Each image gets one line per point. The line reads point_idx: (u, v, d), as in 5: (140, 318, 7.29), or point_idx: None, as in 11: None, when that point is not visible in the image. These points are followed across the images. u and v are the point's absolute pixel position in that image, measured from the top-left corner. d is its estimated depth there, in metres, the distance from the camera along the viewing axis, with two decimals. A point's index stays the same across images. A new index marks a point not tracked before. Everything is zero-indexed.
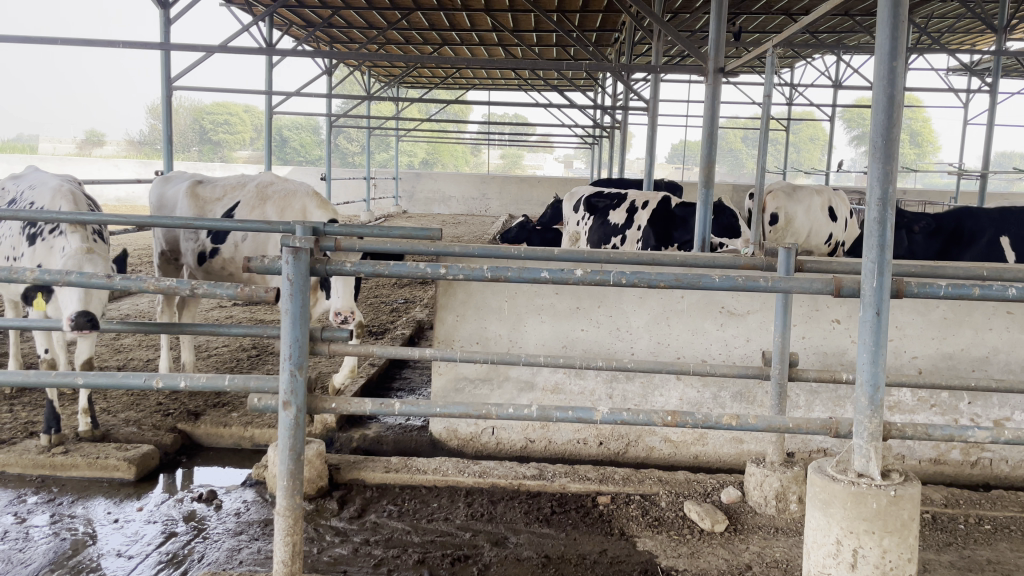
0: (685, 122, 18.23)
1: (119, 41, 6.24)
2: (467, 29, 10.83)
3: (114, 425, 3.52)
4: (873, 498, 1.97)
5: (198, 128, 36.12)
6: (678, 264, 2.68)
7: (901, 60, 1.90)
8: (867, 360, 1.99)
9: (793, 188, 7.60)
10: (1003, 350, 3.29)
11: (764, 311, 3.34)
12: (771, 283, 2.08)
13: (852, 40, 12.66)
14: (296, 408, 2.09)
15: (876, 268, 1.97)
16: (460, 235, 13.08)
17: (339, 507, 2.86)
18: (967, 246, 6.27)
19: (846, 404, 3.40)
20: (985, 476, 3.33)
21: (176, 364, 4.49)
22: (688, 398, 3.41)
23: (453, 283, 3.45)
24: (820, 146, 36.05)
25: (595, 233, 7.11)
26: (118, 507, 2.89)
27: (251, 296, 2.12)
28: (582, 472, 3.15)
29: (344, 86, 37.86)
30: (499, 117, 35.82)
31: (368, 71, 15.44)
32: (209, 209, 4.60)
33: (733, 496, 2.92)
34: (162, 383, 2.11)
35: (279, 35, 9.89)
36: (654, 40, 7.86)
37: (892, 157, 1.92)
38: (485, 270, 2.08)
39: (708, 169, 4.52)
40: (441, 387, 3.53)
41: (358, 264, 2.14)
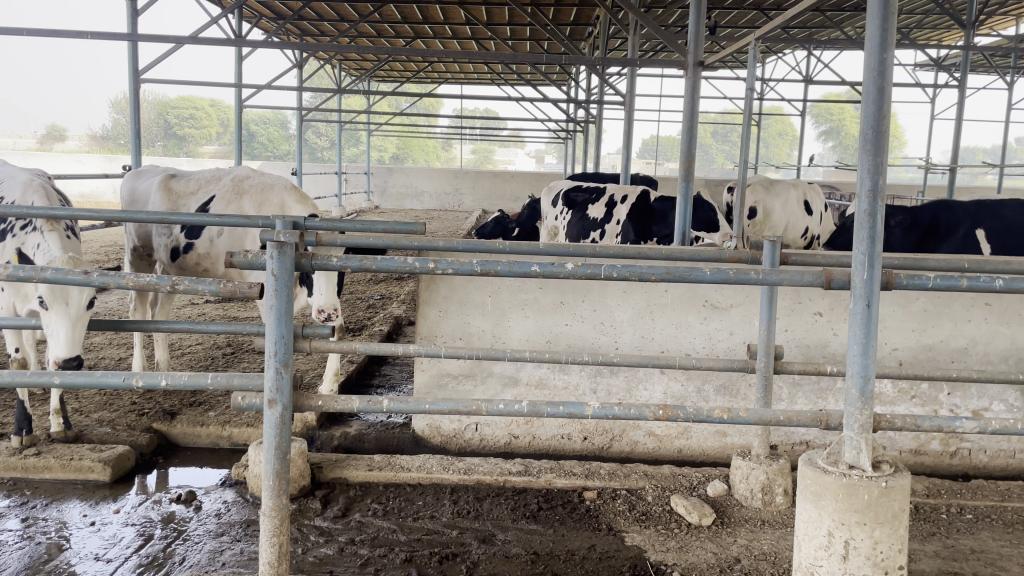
0: (657, 117, 18.31)
1: (86, 32, 6.10)
2: (439, 22, 10.76)
3: (87, 426, 3.43)
4: (864, 490, 1.97)
5: (164, 122, 35.55)
6: (664, 257, 2.66)
7: (892, 51, 1.89)
8: (857, 352, 1.99)
9: (770, 182, 7.66)
10: (981, 341, 3.33)
11: (747, 305, 3.34)
12: (762, 276, 2.07)
13: (821, 36, 12.78)
14: (282, 406, 2.04)
15: (867, 260, 1.97)
16: (435, 231, 13.04)
17: (322, 507, 2.81)
18: (942, 240, 6.36)
19: (828, 397, 3.42)
20: (964, 466, 3.38)
21: (150, 363, 4.39)
22: (671, 392, 3.40)
23: (436, 279, 3.41)
24: (789, 141, 36.44)
25: (574, 227, 7.08)
26: (93, 509, 2.81)
27: (233, 292, 2.07)
28: (567, 468, 3.13)
29: (314, 80, 37.48)
30: (471, 112, 35.70)
31: (338, 65, 15.28)
32: (183, 203, 4.50)
33: (719, 489, 2.92)
34: (142, 382, 2.05)
35: (249, 27, 9.75)
36: (629, 33, 7.86)
37: (882, 148, 1.92)
38: (474, 264, 2.05)
39: (689, 163, 4.51)
40: (423, 384, 3.49)
41: (344, 258, 2.08)
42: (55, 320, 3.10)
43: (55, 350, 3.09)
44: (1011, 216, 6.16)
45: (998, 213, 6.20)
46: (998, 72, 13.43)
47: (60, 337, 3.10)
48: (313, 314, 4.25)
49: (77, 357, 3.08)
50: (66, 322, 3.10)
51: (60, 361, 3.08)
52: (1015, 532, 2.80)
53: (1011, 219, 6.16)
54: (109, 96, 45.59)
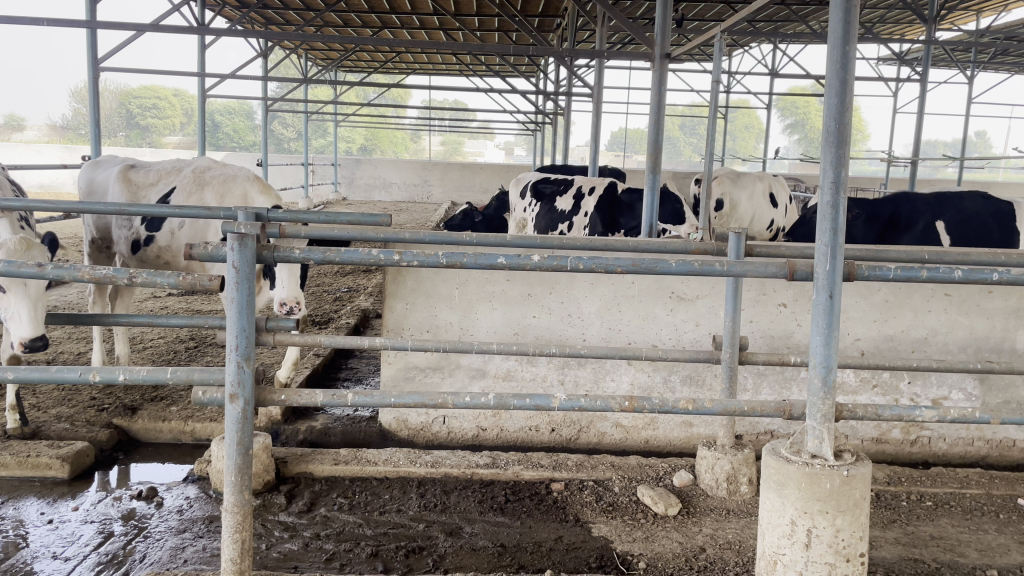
0: (626, 110, 18.36)
1: (43, 19, 5.94)
2: (408, 13, 10.67)
3: (44, 422, 3.35)
4: (826, 479, 1.99)
5: (126, 112, 34.87)
6: (631, 249, 2.66)
7: (854, 44, 1.90)
8: (820, 342, 2.01)
9: (737, 174, 7.65)
10: (941, 331, 3.39)
11: (712, 296, 3.36)
12: (727, 268, 2.08)
13: (788, 29, 12.90)
14: (244, 401, 2.01)
15: (829, 251, 1.99)
16: (403, 223, 12.95)
17: (287, 502, 2.78)
18: (904, 231, 6.44)
19: (792, 387, 3.46)
20: (923, 454, 3.44)
21: (110, 357, 4.30)
22: (639, 382, 3.42)
23: (402, 271, 3.38)
24: (755, 134, 36.81)
25: (541, 219, 7.13)
26: (51, 507, 2.75)
27: (192, 285, 2.03)
28: (534, 459, 3.13)
29: (280, 70, 37.01)
30: (440, 103, 35.48)
31: (305, 54, 15.08)
32: (143, 195, 4.42)
33: (685, 479, 2.94)
34: (99, 377, 2.01)
35: (213, 15, 9.58)
36: (598, 25, 7.86)
37: (844, 141, 1.94)
38: (440, 256, 2.03)
39: (656, 155, 4.52)
40: (390, 377, 3.46)
41: (307, 250, 2.05)
42: (17, 300, 3.04)
43: (19, 331, 3.05)
44: (969, 208, 6.19)
45: (957, 204, 6.22)
46: (958, 67, 13.68)
47: (22, 319, 3.04)
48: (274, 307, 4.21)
49: (44, 338, 3.04)
50: (27, 302, 3.05)
51: (26, 341, 3.04)
52: (973, 518, 2.86)
53: (970, 211, 6.18)
54: (68, 84, 44.59)
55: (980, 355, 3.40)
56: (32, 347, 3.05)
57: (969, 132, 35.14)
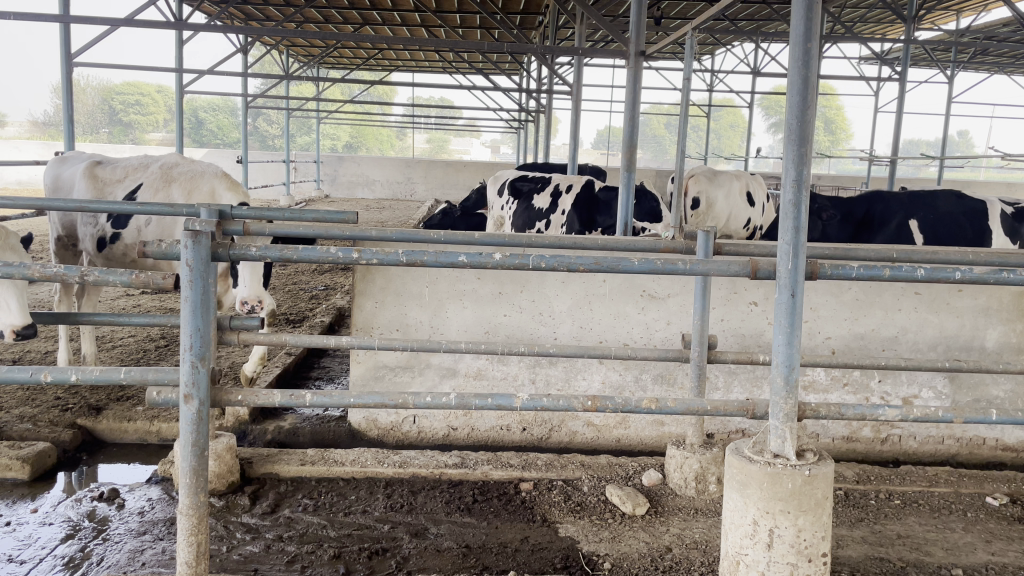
0: (609, 108, 18.36)
1: (13, 13, 5.85)
2: (389, 9, 10.63)
3: (6, 421, 3.29)
4: (788, 479, 1.98)
5: (109, 108, 34.59)
6: (599, 246, 2.65)
7: (816, 41, 1.89)
8: (782, 341, 2.00)
9: (714, 173, 7.66)
10: (912, 330, 3.40)
11: (684, 294, 3.35)
12: (690, 266, 2.06)
13: (769, 29, 12.94)
14: (198, 402, 1.97)
15: (791, 250, 1.98)
16: (385, 220, 12.91)
17: (251, 503, 2.75)
18: (877, 231, 6.50)
19: (763, 386, 3.45)
20: (894, 452, 3.44)
21: (76, 357, 4.23)
22: (610, 381, 3.40)
23: (372, 269, 3.34)
24: (739, 133, 36.96)
25: (519, 217, 7.08)
26: (9, 509, 2.70)
27: (146, 283, 1.99)
28: (504, 459, 3.11)
29: (263, 66, 36.78)
30: (425, 100, 35.37)
31: (286, 51, 14.97)
32: (110, 191, 4.36)
33: (654, 479, 2.92)
34: (51, 377, 1.98)
35: (190, 10, 9.49)
36: (576, 23, 7.85)
37: (806, 138, 1.92)
38: (400, 254, 2.00)
39: (631, 153, 4.51)
40: (359, 376, 3.42)
41: (264, 248, 2.01)
42: (3, 289, 3.00)
43: (8, 320, 2.98)
44: (942, 207, 6.20)
45: (930, 203, 6.22)
46: (939, 67, 13.75)
47: (10, 308, 2.99)
48: (236, 305, 4.21)
49: (35, 326, 2.99)
50: (13, 290, 3.00)
51: (18, 329, 2.98)
52: (941, 516, 2.86)
53: (943, 210, 6.20)
54: (49, 80, 44.20)
55: (950, 353, 3.41)
56: (25, 335, 3.00)
57: (950, 132, 35.40)
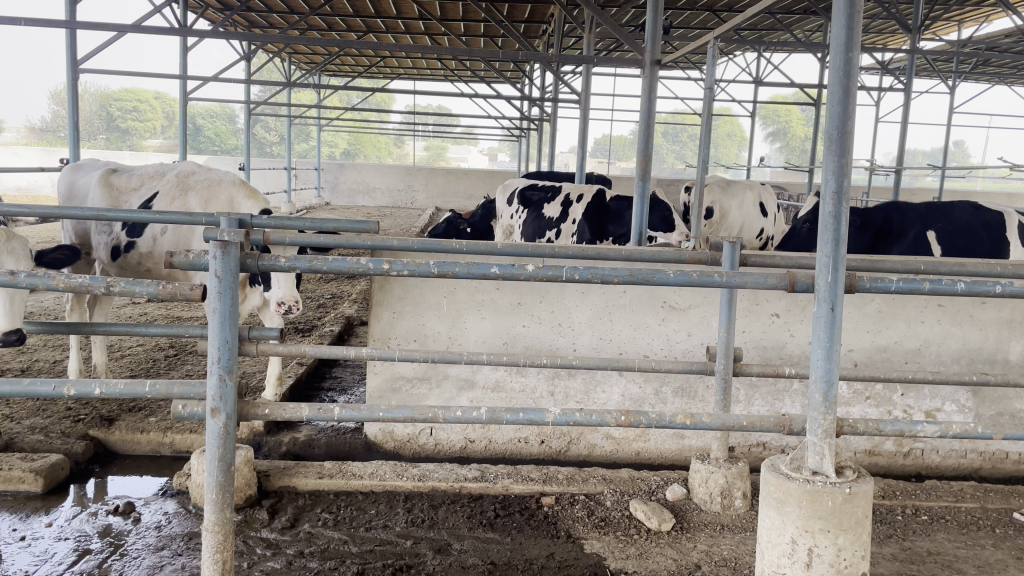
0: (611, 116, 18.37)
1: (20, 19, 5.80)
2: (393, 17, 10.64)
3: (17, 433, 3.23)
4: (827, 497, 1.94)
5: (107, 115, 34.52)
6: (625, 257, 2.61)
7: (858, 51, 1.85)
8: (821, 356, 1.96)
9: (727, 183, 7.69)
10: (934, 342, 3.36)
11: (705, 306, 3.31)
12: (725, 278, 2.02)
13: (772, 37, 12.94)
14: (226, 416, 1.93)
15: (831, 263, 1.94)
16: (387, 228, 12.92)
17: (269, 517, 2.69)
18: (894, 241, 6.38)
19: (784, 399, 3.41)
20: (916, 466, 3.41)
21: (86, 367, 4.18)
22: (630, 394, 3.36)
23: (389, 279, 3.30)
24: (737, 142, 37.07)
25: (529, 226, 7.06)
26: (24, 523, 2.64)
27: (173, 294, 1.95)
28: (524, 472, 3.06)
29: (264, 73, 36.86)
30: (424, 107, 35.31)
31: (289, 58, 14.97)
32: (125, 199, 4.32)
33: (678, 493, 2.88)
34: (74, 391, 1.93)
35: (195, 17, 9.48)
36: (585, 32, 7.83)
37: (847, 149, 1.88)
38: (431, 265, 1.96)
39: (646, 162, 4.47)
40: (376, 388, 3.38)
41: (293, 258, 1.96)
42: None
43: None
44: (959, 217, 6.17)
45: (947, 214, 6.21)
46: (940, 77, 13.80)
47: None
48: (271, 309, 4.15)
49: (18, 331, 2.91)
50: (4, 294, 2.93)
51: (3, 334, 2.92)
52: (969, 532, 2.82)
53: (960, 221, 6.16)
54: (47, 85, 44.23)
55: (973, 366, 3.38)
56: (7, 339, 2.93)
57: (949, 143, 35.48)
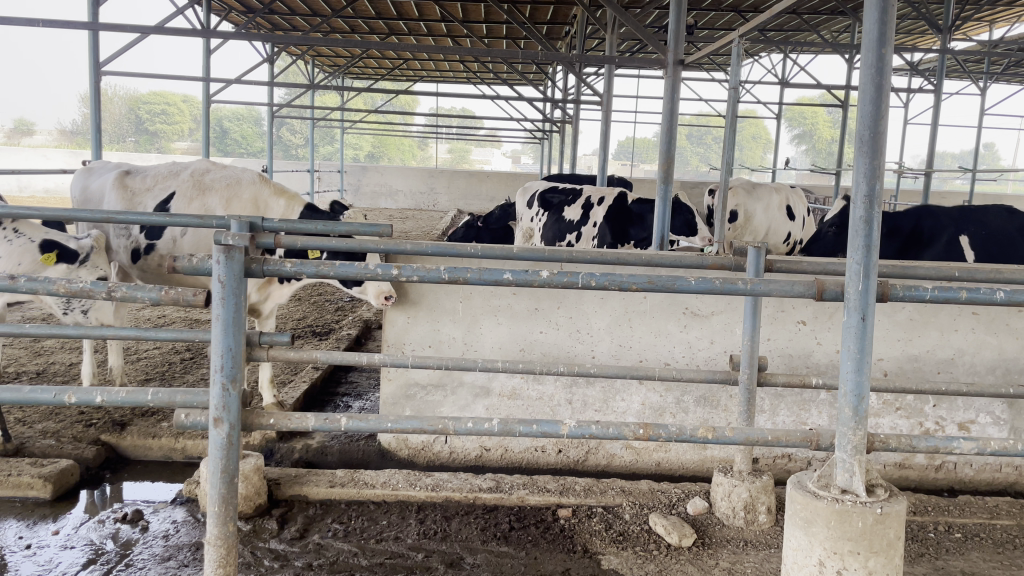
0: (634, 118, 18.26)
1: (39, 20, 5.78)
2: (416, 19, 10.64)
3: (29, 438, 3.20)
4: (858, 517, 1.84)
5: (136, 118, 35.02)
6: (644, 263, 2.53)
7: (891, 48, 1.74)
8: (852, 368, 1.84)
9: (752, 186, 7.54)
10: (968, 352, 3.23)
11: (729, 312, 3.22)
12: (750, 287, 1.90)
13: (799, 37, 12.80)
14: (229, 426, 1.87)
15: (862, 270, 1.82)
16: (409, 230, 12.93)
17: (279, 527, 2.64)
18: (925, 247, 6.20)
19: (811, 409, 3.30)
20: (949, 480, 3.29)
21: (101, 370, 4.15)
22: (650, 403, 3.27)
23: (405, 284, 3.23)
24: (762, 145, 36.81)
25: (549, 229, 6.98)
26: (30, 530, 2.60)
27: (174, 300, 1.88)
28: (541, 483, 2.97)
29: (289, 76, 37.22)
30: (448, 111, 35.38)
31: (312, 61, 15.02)
32: (140, 201, 4.34)
33: (699, 507, 2.78)
34: (75, 399, 1.87)
35: (218, 20, 9.52)
36: (608, 32, 7.70)
37: (879, 150, 1.78)
38: (442, 270, 1.88)
39: (668, 164, 4.36)
40: (391, 395, 3.31)
41: (299, 264, 1.91)
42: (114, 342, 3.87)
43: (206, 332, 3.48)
44: (993, 222, 5.97)
45: (982, 219, 6.02)
46: (970, 78, 13.54)
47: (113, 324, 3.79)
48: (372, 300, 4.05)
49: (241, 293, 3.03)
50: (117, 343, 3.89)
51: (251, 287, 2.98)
52: (1005, 552, 2.69)
53: (993, 226, 5.97)
54: (78, 89, 44.94)
55: (1009, 377, 3.24)
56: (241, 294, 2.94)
57: (980, 146, 34.87)
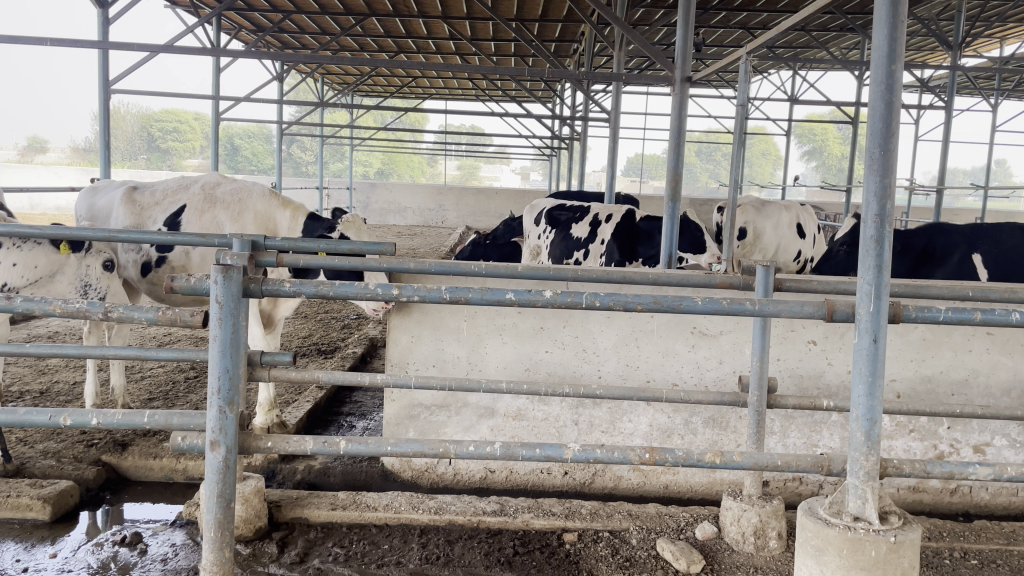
0: (643, 135, 18.26)
1: (48, 38, 5.80)
2: (424, 37, 10.69)
3: (30, 457, 3.18)
4: (871, 545, 1.78)
5: (148, 135, 35.36)
6: (650, 282, 2.49)
7: (900, 64, 1.69)
8: (863, 392, 1.79)
9: (762, 203, 7.52)
10: (983, 372, 3.17)
11: (737, 332, 3.17)
12: (757, 306, 1.85)
13: (807, 54, 12.80)
14: (225, 449, 1.83)
15: (873, 291, 1.77)
16: (417, 247, 12.92)
17: (279, 551, 2.59)
18: (937, 265, 6.12)
19: (822, 431, 3.24)
20: (964, 504, 3.22)
21: (105, 390, 4.14)
22: (658, 423, 3.21)
23: (408, 301, 3.21)
24: (772, 161, 36.83)
25: (556, 246, 6.94)
26: (28, 553, 2.57)
27: (172, 320, 1.84)
28: (546, 506, 2.92)
29: (299, 93, 37.52)
30: (457, 128, 35.57)
31: (321, 79, 15.10)
32: (149, 215, 4.32)
33: (708, 532, 2.72)
34: (71, 421, 1.83)
35: (227, 38, 9.59)
36: (615, 49, 7.68)
37: (890, 167, 1.73)
38: (443, 291, 1.84)
39: (676, 181, 4.32)
40: (393, 415, 3.27)
41: (298, 283, 1.87)
42: (116, 369, 3.89)
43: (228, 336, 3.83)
44: (1008, 240, 5.90)
45: (995, 237, 5.94)
46: (982, 95, 13.44)
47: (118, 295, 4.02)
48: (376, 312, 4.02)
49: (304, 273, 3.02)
50: (120, 370, 3.91)
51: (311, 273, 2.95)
52: None
53: (1008, 243, 5.90)
54: (92, 107, 45.42)
55: None
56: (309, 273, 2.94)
57: (992, 162, 34.70)
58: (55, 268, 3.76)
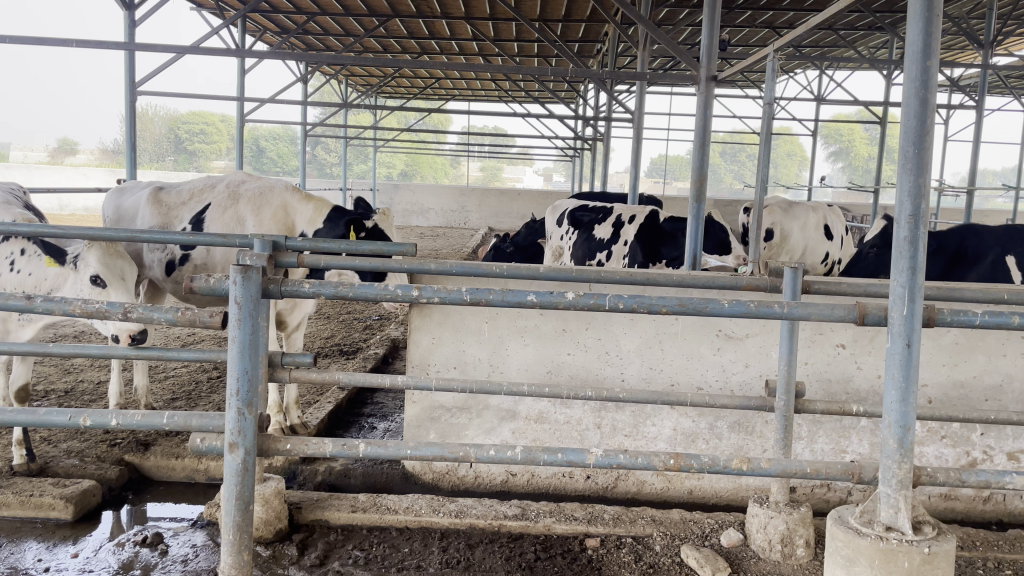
0: (667, 136, 18.14)
1: (75, 40, 5.86)
2: (447, 38, 10.70)
3: (54, 457, 3.20)
4: (904, 557, 1.73)
5: (175, 138, 35.78)
6: (675, 283, 2.43)
7: (936, 60, 1.62)
8: (896, 398, 1.73)
9: (788, 204, 7.42)
10: (1018, 378, 3.09)
11: (763, 335, 3.11)
12: (786, 309, 1.79)
13: (835, 53, 12.63)
14: (244, 451, 1.80)
15: (907, 294, 1.70)
16: (439, 248, 12.94)
17: (299, 553, 2.58)
18: (969, 267, 5.99)
19: (851, 436, 3.17)
20: (998, 512, 3.14)
21: (129, 390, 4.17)
22: (682, 427, 3.16)
23: (429, 302, 3.19)
24: (798, 162, 36.47)
25: (579, 248, 6.92)
26: (50, 552, 2.57)
27: (191, 320, 1.81)
28: (567, 511, 2.88)
29: (324, 95, 37.76)
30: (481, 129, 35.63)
31: (345, 81, 15.17)
32: (175, 214, 4.34)
33: (733, 539, 2.67)
34: (89, 422, 1.79)
35: (251, 40, 9.66)
36: (638, 49, 7.60)
37: (926, 167, 1.66)
38: (464, 292, 1.80)
39: (701, 181, 4.26)
40: (414, 417, 3.26)
41: (318, 284, 1.84)
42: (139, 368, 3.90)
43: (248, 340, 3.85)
44: None
45: None
46: (1014, 95, 13.18)
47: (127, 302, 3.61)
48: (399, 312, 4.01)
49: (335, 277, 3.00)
50: (143, 370, 3.92)
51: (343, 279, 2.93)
52: None
53: None
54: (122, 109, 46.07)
55: None
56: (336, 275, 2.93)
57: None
58: (60, 281, 3.65)
